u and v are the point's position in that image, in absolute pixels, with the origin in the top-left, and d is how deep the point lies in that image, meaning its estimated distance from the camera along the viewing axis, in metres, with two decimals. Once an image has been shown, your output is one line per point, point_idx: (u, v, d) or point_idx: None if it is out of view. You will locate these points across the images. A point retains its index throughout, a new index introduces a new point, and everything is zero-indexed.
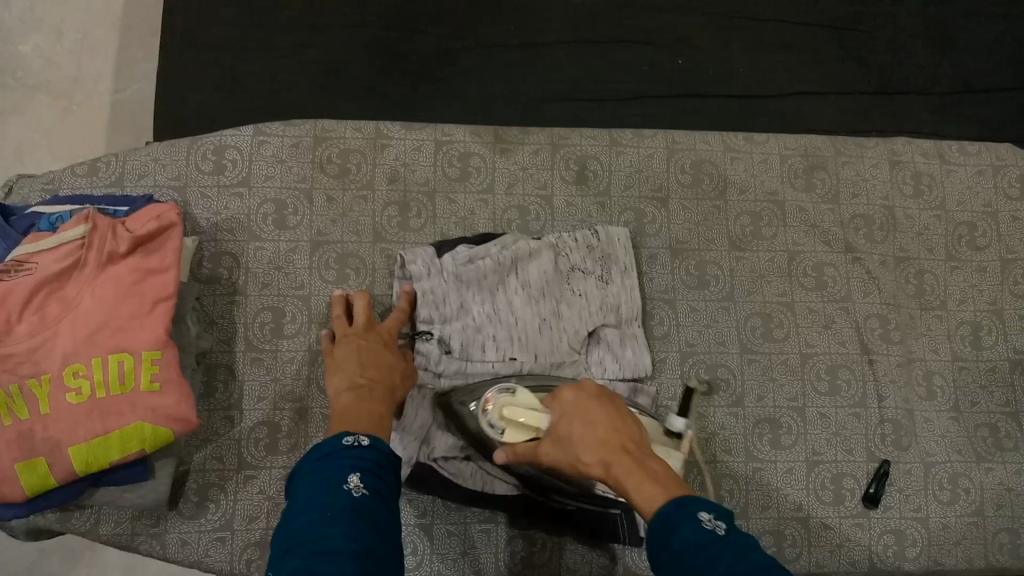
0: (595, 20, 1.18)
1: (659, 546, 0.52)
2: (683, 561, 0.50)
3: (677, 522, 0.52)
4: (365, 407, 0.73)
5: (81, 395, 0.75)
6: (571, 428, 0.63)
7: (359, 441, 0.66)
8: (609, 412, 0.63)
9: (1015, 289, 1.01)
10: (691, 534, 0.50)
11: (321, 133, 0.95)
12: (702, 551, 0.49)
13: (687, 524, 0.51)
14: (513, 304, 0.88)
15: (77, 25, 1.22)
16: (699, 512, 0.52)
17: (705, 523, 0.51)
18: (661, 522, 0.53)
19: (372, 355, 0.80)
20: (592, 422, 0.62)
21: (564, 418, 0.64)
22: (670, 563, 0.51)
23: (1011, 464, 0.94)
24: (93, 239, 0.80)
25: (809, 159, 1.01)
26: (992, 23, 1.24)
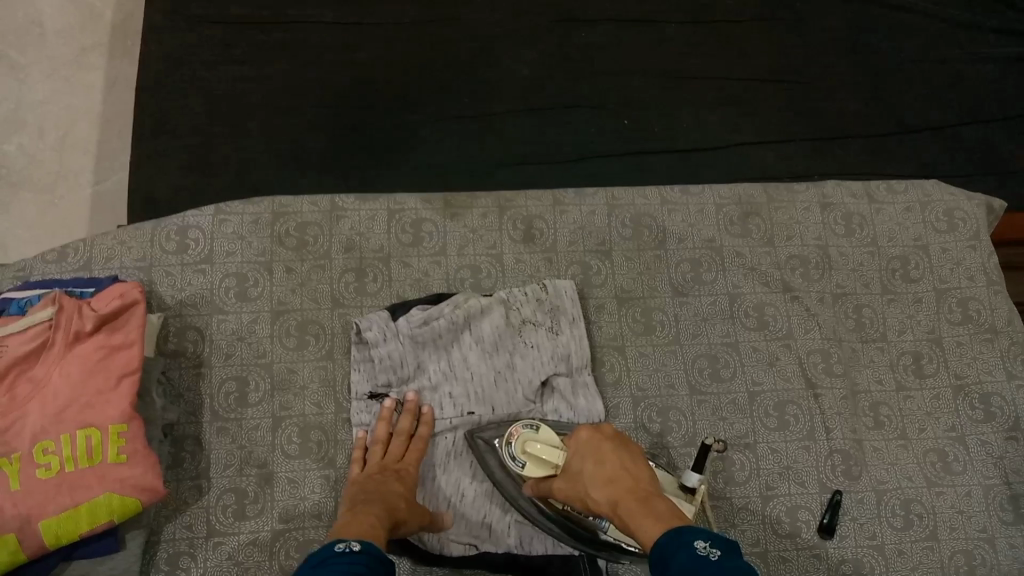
0: (539, 87, 1.25)
1: (660, 570, 0.61)
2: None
3: (676, 550, 0.61)
4: (364, 518, 0.74)
5: (50, 470, 0.78)
6: (584, 471, 0.77)
7: (350, 547, 0.66)
8: (617, 454, 0.78)
9: (951, 317, 1.05)
10: (686, 559, 0.59)
11: (278, 209, 1.00)
12: (697, 568, 0.57)
13: (684, 551, 0.60)
14: (469, 361, 0.93)
15: (57, 123, 1.28)
16: (696, 542, 0.61)
17: (700, 550, 0.59)
18: (664, 551, 0.62)
19: (387, 485, 0.82)
20: (602, 461, 0.77)
21: (578, 459, 0.79)
22: None
23: (960, 486, 0.97)
24: (59, 320, 0.83)
25: (743, 207, 1.07)
26: (914, 69, 1.31)
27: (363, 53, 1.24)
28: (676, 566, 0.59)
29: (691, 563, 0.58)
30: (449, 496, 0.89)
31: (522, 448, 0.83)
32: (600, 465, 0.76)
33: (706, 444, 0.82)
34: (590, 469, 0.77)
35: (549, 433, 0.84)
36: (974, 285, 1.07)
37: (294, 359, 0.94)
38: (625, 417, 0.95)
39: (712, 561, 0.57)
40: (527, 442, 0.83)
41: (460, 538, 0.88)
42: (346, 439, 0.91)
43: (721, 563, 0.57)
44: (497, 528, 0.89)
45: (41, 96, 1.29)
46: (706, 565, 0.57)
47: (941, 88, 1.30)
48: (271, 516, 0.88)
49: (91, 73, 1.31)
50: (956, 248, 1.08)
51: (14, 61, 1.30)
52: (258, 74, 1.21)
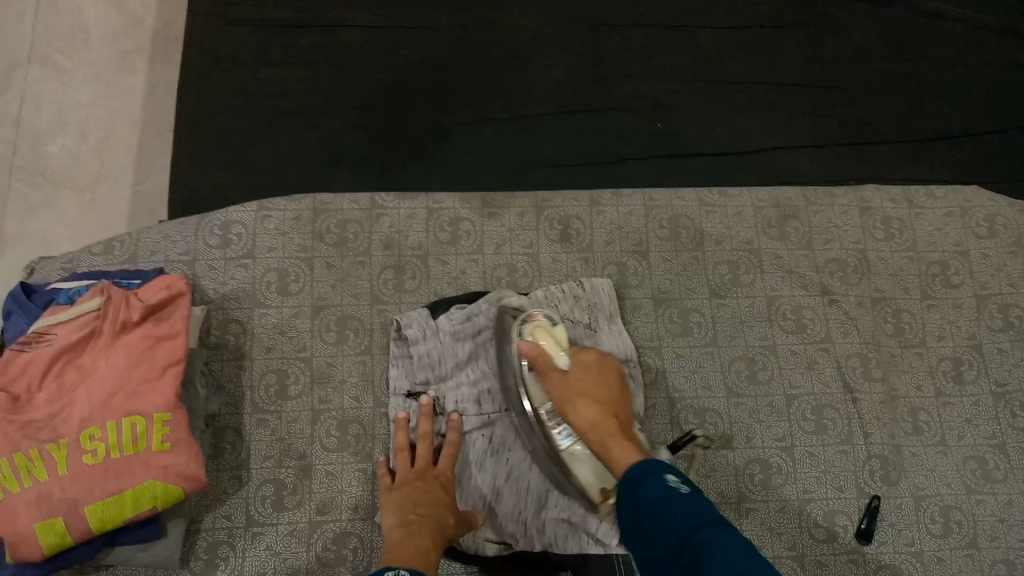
0: (577, 89, 1.26)
1: (629, 495, 0.71)
2: (646, 509, 0.68)
3: (645, 482, 0.70)
4: (414, 542, 0.76)
5: (96, 456, 0.79)
6: (580, 385, 0.84)
7: None
8: (611, 385, 0.86)
9: (992, 323, 1.04)
10: (655, 490, 0.69)
11: (320, 206, 1.01)
12: (663, 503, 0.67)
13: (653, 484, 0.70)
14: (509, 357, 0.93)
15: (100, 125, 1.31)
16: (665, 476, 0.71)
17: (669, 484, 0.69)
18: (633, 481, 0.71)
19: (432, 494, 0.83)
20: (599, 384, 0.85)
21: (577, 376, 0.85)
22: (636, 511, 0.69)
23: (1000, 494, 0.96)
24: (108, 309, 0.85)
25: (781, 210, 1.06)
26: (953, 75, 1.30)
27: (401, 55, 1.25)
28: (647, 496, 0.68)
29: (660, 494, 0.68)
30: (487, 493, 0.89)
31: (532, 331, 0.88)
32: (597, 388, 0.84)
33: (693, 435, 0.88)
34: (584, 391, 0.84)
35: (562, 334, 0.89)
36: (1015, 291, 1.05)
37: (334, 353, 0.95)
38: (662, 418, 0.95)
39: (678, 497, 0.67)
40: (538, 332, 0.88)
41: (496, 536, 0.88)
42: (383, 433, 0.92)
43: (687, 502, 0.66)
44: (531, 525, 0.88)
45: (86, 98, 1.32)
46: (672, 502, 0.66)
47: (981, 95, 1.30)
48: (309, 509, 0.89)
49: (136, 76, 1.33)
50: (996, 254, 1.07)
51: (61, 63, 1.34)
52: (300, 75, 1.23)
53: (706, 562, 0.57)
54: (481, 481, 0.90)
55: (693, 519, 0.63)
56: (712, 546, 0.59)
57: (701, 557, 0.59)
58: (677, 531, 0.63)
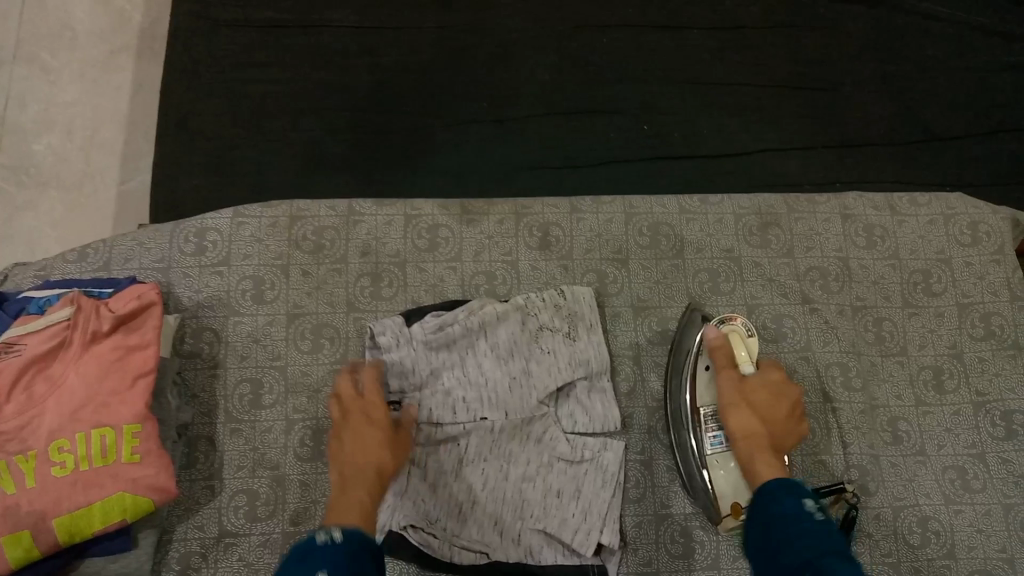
0: (560, 91, 1.24)
1: (763, 506, 0.75)
2: (777, 519, 0.73)
3: (778, 495, 0.75)
4: (349, 498, 0.75)
5: (65, 468, 0.79)
6: (757, 399, 0.86)
7: (332, 537, 0.66)
8: (786, 403, 0.86)
9: (974, 332, 1.03)
10: (790, 506, 0.73)
11: (296, 212, 1.00)
12: (796, 522, 0.71)
13: (789, 500, 0.74)
14: (486, 368, 0.92)
15: (85, 123, 1.30)
16: (803, 496, 0.74)
17: (806, 505, 0.73)
18: (770, 493, 0.76)
19: (370, 441, 0.82)
20: (772, 399, 0.86)
21: (755, 388, 0.87)
22: (768, 518, 0.74)
23: (979, 504, 0.95)
24: (77, 320, 0.84)
25: (763, 217, 1.06)
26: (939, 78, 1.29)
27: (384, 56, 1.24)
28: (783, 509, 0.73)
29: (795, 511, 0.72)
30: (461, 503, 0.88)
31: (728, 331, 0.90)
32: (773, 401, 0.86)
33: (842, 486, 0.89)
34: (754, 403, 0.86)
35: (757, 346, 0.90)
36: (998, 299, 1.05)
37: (309, 362, 0.94)
38: (640, 428, 0.95)
39: (813, 521, 0.71)
40: (732, 334, 0.90)
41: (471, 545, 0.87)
42: None
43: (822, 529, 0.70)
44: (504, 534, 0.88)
45: (71, 97, 1.31)
46: (806, 524, 0.70)
47: (968, 98, 1.28)
48: (282, 519, 0.88)
49: (118, 74, 1.32)
50: (979, 262, 1.06)
51: (45, 60, 1.32)
52: (281, 76, 1.22)
53: None
54: (455, 491, 0.88)
55: (822, 543, 0.67)
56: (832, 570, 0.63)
57: None
58: (805, 553, 0.66)
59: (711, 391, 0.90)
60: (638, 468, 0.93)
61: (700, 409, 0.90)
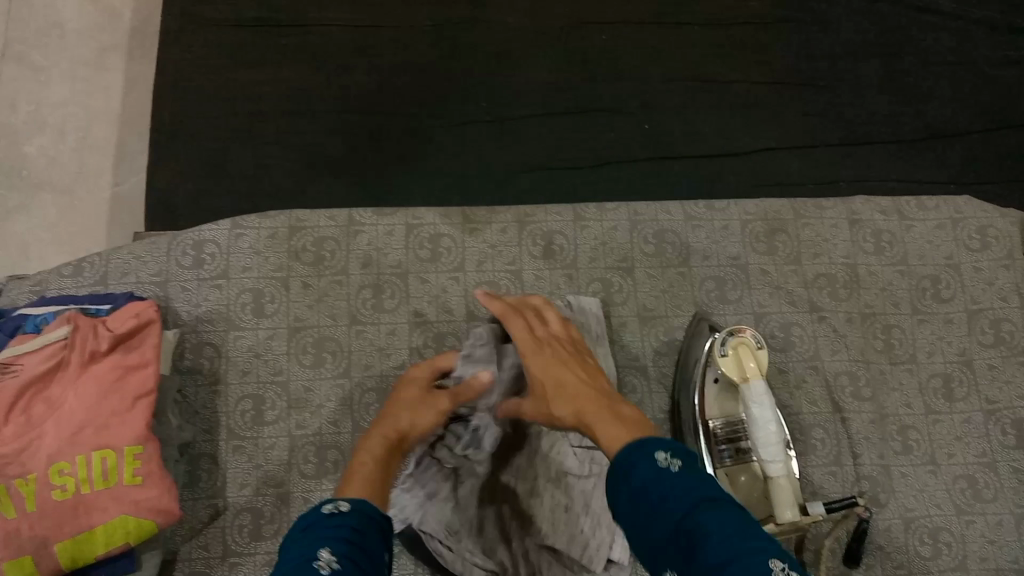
0: (562, 93, 1.22)
1: (620, 479, 0.61)
2: (642, 492, 0.58)
3: (635, 465, 0.60)
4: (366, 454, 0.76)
5: (66, 492, 0.77)
6: (562, 381, 0.78)
7: (337, 510, 0.62)
8: (553, 359, 0.81)
9: (983, 339, 1.02)
10: (648, 471, 0.59)
11: (296, 223, 0.99)
12: (657, 484, 0.57)
13: (645, 463, 0.60)
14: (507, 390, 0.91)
15: (78, 126, 1.27)
16: (657, 453, 0.60)
17: (660, 461, 0.59)
18: (627, 463, 0.61)
19: (402, 404, 0.83)
20: (545, 366, 0.80)
21: (534, 355, 0.82)
22: (631, 494, 0.59)
23: (990, 514, 0.94)
24: (75, 339, 0.83)
25: (770, 223, 1.04)
26: (947, 76, 1.27)
27: (382, 58, 1.22)
28: (645, 480, 0.58)
29: (654, 476, 0.58)
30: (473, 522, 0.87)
31: (735, 345, 0.88)
32: (560, 381, 0.78)
33: (853, 501, 0.86)
34: (544, 368, 0.80)
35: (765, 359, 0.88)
36: (1008, 305, 1.04)
37: (311, 377, 0.93)
38: None
39: (674, 475, 0.57)
40: (739, 349, 0.87)
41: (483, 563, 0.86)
42: None
43: (681, 475, 0.57)
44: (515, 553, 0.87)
45: (63, 99, 1.28)
46: (668, 481, 0.57)
47: (975, 97, 1.27)
48: None
49: (110, 76, 1.30)
50: (989, 267, 1.05)
51: (35, 61, 1.29)
52: (277, 78, 1.20)
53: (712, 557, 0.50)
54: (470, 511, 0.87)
55: (688, 494, 0.55)
56: (708, 528, 0.52)
57: (704, 552, 0.51)
58: (668, 515, 0.55)
59: (721, 406, 0.89)
60: None
61: (710, 425, 0.89)
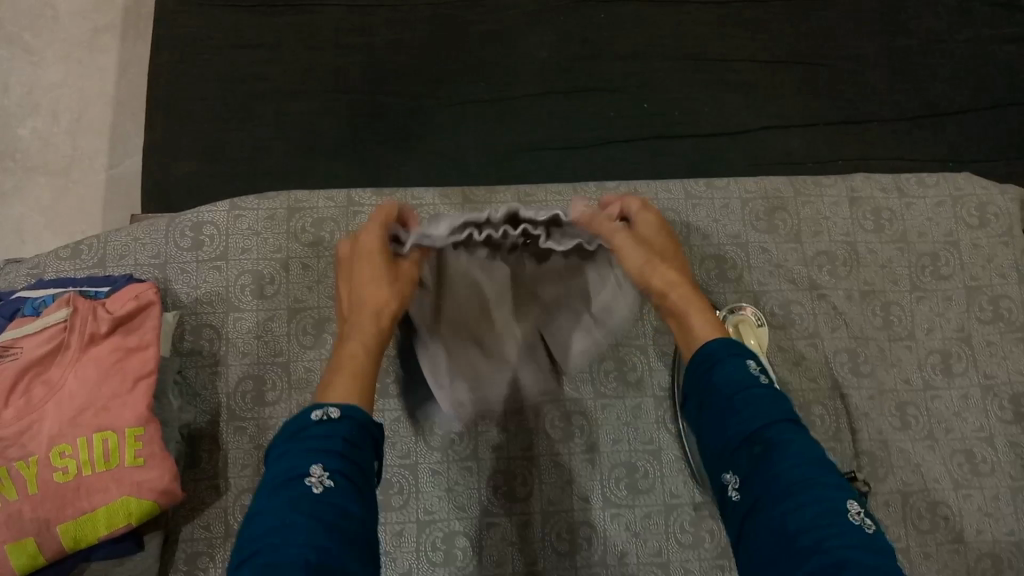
0: (560, 71, 1.21)
1: (701, 370, 0.63)
2: (722, 390, 0.60)
3: (723, 359, 0.62)
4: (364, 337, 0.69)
5: (67, 474, 0.77)
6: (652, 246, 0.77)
7: (329, 416, 0.56)
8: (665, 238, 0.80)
9: (982, 315, 1.02)
10: (734, 372, 0.60)
11: (294, 204, 0.98)
12: (743, 386, 0.59)
13: (732, 363, 0.61)
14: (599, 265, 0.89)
15: (72, 107, 1.26)
16: (746, 359, 0.62)
17: (750, 367, 0.61)
18: (710, 357, 0.63)
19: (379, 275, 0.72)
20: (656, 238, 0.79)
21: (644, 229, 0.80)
22: (709, 388, 0.61)
23: (988, 488, 0.95)
24: (74, 322, 0.83)
25: (770, 201, 1.04)
26: (946, 52, 1.27)
27: (379, 36, 1.21)
28: (727, 379, 0.60)
29: (740, 377, 0.60)
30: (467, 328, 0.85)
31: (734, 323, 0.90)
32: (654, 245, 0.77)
33: (853, 476, 0.87)
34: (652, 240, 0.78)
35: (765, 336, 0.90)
36: (1007, 282, 1.04)
37: (311, 358, 0.93)
38: (649, 418, 0.93)
39: (761, 386, 0.59)
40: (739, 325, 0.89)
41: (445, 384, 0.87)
42: None
43: (768, 390, 0.59)
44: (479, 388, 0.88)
45: (57, 80, 1.27)
46: (755, 390, 0.58)
47: (974, 74, 1.26)
48: None
49: (104, 56, 1.28)
50: (987, 244, 1.05)
51: (26, 42, 1.28)
52: (273, 58, 1.19)
53: (785, 480, 0.53)
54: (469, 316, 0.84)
55: (770, 412, 0.57)
56: (789, 449, 0.55)
57: (776, 470, 0.54)
58: (748, 421, 0.57)
59: None
60: (646, 458, 0.92)
61: None
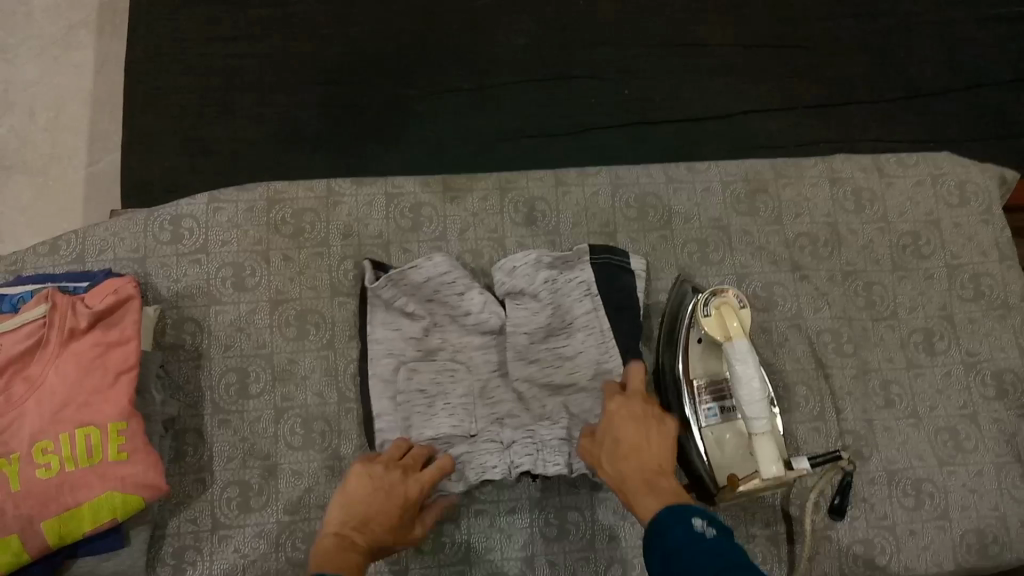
0: (540, 58, 1.21)
1: (654, 540, 0.64)
2: (674, 550, 0.61)
3: (672, 526, 0.64)
4: (347, 550, 0.70)
5: (50, 470, 0.77)
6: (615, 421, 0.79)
7: None
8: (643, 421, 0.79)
9: (963, 293, 1.03)
10: (683, 533, 0.62)
11: (274, 195, 0.98)
12: (693, 544, 0.60)
13: (680, 527, 0.63)
14: (602, 315, 0.90)
15: (51, 104, 1.25)
16: (693, 520, 0.64)
17: (697, 527, 0.63)
18: (660, 525, 0.65)
19: (386, 488, 0.77)
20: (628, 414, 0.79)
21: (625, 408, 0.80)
22: (664, 554, 0.62)
23: (972, 464, 0.95)
24: (54, 317, 0.82)
25: (750, 184, 1.04)
26: (924, 32, 1.27)
27: (357, 26, 1.20)
28: (675, 539, 0.62)
29: (689, 538, 0.61)
30: (438, 291, 0.92)
31: (718, 304, 0.88)
32: (624, 416, 0.79)
33: (838, 455, 0.86)
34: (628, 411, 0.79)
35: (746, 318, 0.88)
36: (986, 259, 1.04)
37: (295, 349, 0.92)
38: None
39: (710, 539, 0.60)
40: (722, 309, 0.87)
41: (406, 293, 0.92)
42: (349, 429, 0.90)
43: (717, 542, 0.60)
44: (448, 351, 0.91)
45: (33, 76, 1.26)
46: (703, 543, 0.60)
47: (952, 53, 1.26)
48: (276, 509, 0.87)
49: (81, 52, 1.27)
50: (968, 222, 1.06)
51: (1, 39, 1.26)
52: (251, 50, 1.18)
53: None
54: (438, 299, 0.93)
55: (721, 557, 0.58)
56: None
57: None
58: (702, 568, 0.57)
59: (704, 364, 0.89)
60: None
61: (694, 383, 0.89)
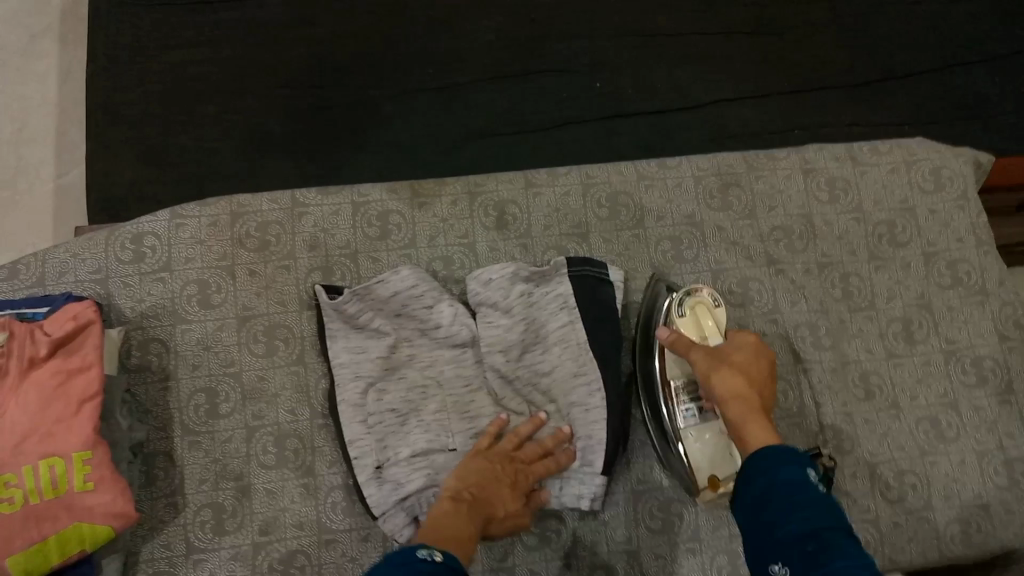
0: (508, 54, 1.19)
1: (757, 471, 0.65)
2: (778, 488, 0.62)
3: (783, 464, 0.64)
4: (456, 524, 0.74)
5: (14, 505, 0.75)
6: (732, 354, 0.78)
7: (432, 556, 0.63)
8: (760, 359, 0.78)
9: (941, 281, 1.02)
10: (792, 476, 0.63)
11: (237, 208, 0.95)
12: (801, 491, 0.61)
13: (790, 468, 0.63)
14: (579, 327, 0.89)
15: (12, 118, 1.22)
16: (806, 469, 0.64)
17: (809, 477, 0.63)
18: (768, 457, 0.65)
19: (497, 477, 0.81)
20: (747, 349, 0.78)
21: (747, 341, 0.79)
22: (764, 490, 0.63)
23: (953, 453, 0.95)
24: (12, 346, 0.80)
25: (723, 178, 1.03)
26: (896, 15, 1.25)
27: (321, 28, 1.17)
28: (783, 479, 0.62)
29: (798, 482, 0.62)
30: (407, 305, 0.91)
31: (693, 304, 0.87)
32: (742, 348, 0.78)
33: (819, 451, 0.85)
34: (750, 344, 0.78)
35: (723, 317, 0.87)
36: (963, 245, 1.03)
37: (264, 367, 0.90)
38: None
39: (817, 493, 0.61)
40: (698, 308, 0.86)
41: (373, 309, 0.91)
42: (323, 446, 0.88)
43: (823, 500, 0.61)
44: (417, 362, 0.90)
45: None
46: (809, 495, 0.61)
47: (924, 35, 1.25)
48: (250, 531, 0.85)
49: (41, 62, 1.24)
50: (944, 208, 1.05)
51: None
52: (213, 56, 1.15)
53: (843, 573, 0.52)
54: (406, 311, 0.91)
55: (824, 518, 0.58)
56: (846, 551, 0.55)
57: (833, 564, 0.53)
58: (804, 524, 0.58)
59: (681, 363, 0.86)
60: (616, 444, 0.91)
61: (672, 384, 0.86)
